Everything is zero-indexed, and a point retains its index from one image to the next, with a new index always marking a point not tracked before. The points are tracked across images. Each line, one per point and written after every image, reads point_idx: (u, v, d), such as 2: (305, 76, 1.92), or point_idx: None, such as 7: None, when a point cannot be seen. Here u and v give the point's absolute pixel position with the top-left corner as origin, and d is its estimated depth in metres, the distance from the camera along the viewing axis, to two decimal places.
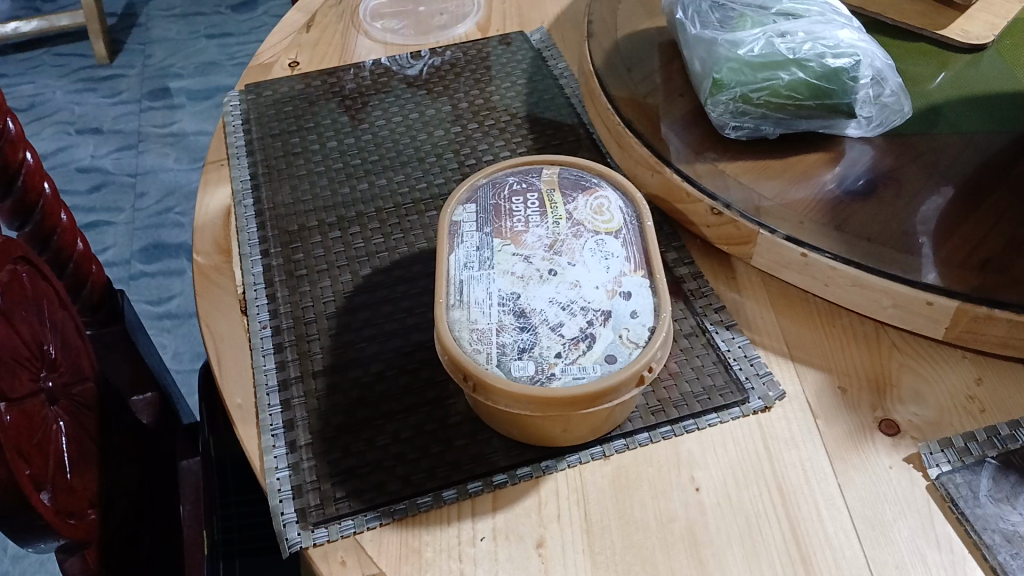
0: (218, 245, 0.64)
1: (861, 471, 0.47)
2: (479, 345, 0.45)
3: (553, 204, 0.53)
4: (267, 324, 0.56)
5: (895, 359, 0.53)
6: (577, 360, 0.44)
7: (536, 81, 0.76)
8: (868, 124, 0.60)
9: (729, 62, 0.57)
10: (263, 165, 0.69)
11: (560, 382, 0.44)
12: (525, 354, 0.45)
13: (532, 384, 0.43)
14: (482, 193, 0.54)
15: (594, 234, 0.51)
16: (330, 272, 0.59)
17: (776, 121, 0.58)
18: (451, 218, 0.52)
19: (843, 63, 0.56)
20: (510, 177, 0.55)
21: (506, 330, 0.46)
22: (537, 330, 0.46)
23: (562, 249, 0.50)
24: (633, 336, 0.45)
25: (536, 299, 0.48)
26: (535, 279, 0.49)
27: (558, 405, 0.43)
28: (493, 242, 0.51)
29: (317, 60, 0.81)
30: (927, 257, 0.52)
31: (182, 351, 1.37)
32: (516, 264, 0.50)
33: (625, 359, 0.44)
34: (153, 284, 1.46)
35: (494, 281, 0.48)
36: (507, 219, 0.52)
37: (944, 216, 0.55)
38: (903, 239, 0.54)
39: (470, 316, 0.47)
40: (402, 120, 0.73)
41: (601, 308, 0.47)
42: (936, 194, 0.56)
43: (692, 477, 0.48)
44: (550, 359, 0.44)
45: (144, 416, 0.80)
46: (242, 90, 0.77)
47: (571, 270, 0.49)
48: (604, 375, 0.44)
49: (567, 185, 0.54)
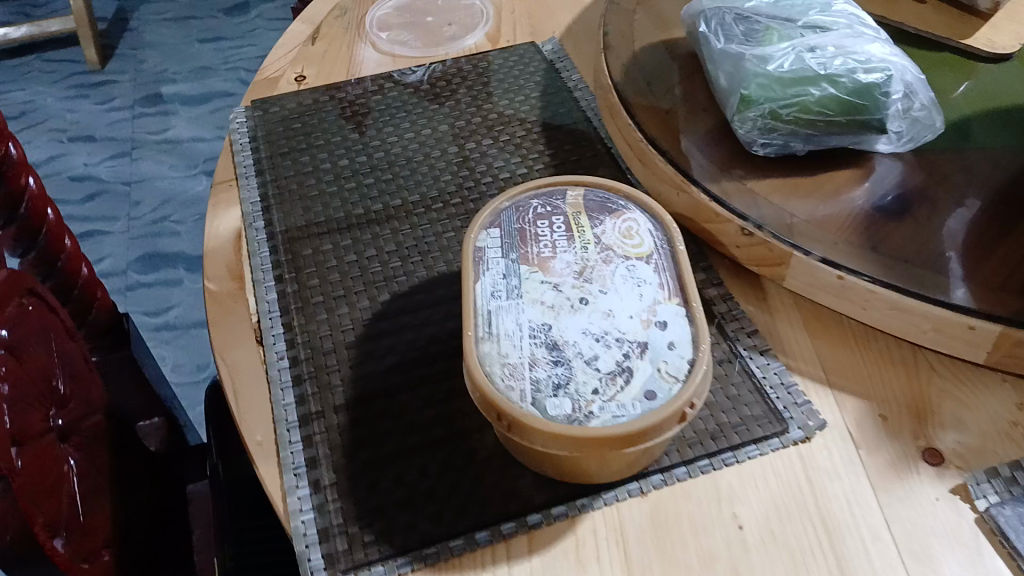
0: (229, 270, 0.61)
1: (905, 503, 0.46)
2: (512, 381, 0.44)
3: (580, 228, 0.51)
4: (284, 355, 0.54)
5: (934, 384, 0.51)
6: (615, 397, 0.43)
7: (551, 94, 0.74)
8: (898, 139, 0.58)
9: (758, 77, 0.55)
10: (274, 186, 0.67)
11: (599, 420, 0.42)
12: (561, 391, 0.43)
13: (571, 423, 0.42)
14: (506, 217, 0.52)
15: (625, 259, 0.49)
16: (348, 298, 0.58)
17: (806, 137, 0.56)
18: (475, 244, 0.51)
19: (876, 78, 0.54)
20: (534, 200, 0.54)
21: (540, 364, 0.44)
22: (572, 364, 0.44)
23: (593, 275, 0.49)
24: (671, 369, 0.44)
25: (568, 330, 0.46)
26: (566, 309, 0.47)
27: (597, 446, 0.42)
28: (520, 270, 0.49)
29: (325, 73, 0.79)
30: (956, 275, 0.51)
31: (182, 362, 1.35)
32: (545, 292, 0.48)
33: (666, 395, 0.42)
34: (151, 294, 1.43)
35: (524, 311, 0.47)
36: (533, 244, 0.51)
37: (973, 231, 0.54)
38: (937, 257, 0.52)
39: (501, 349, 0.45)
40: (415, 136, 0.71)
41: (637, 340, 0.45)
42: (962, 207, 0.55)
43: (733, 514, 0.46)
44: (587, 397, 0.43)
45: (150, 442, 0.78)
46: (248, 106, 0.75)
47: (603, 299, 0.47)
48: (645, 412, 0.42)
49: (593, 208, 0.53)
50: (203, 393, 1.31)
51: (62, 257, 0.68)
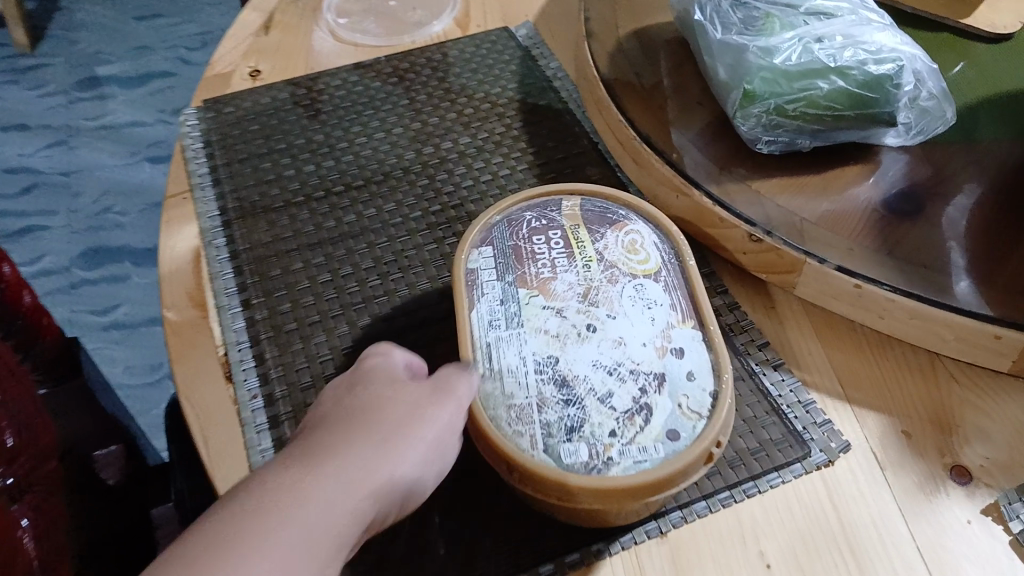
0: (189, 295, 0.55)
1: (935, 529, 0.43)
2: (520, 426, 0.40)
3: (580, 242, 0.47)
4: (257, 393, 0.50)
5: (956, 393, 0.48)
6: (635, 439, 0.39)
7: (529, 85, 0.69)
8: (907, 132, 0.55)
9: (762, 71, 0.51)
10: (233, 197, 0.61)
11: (619, 467, 0.38)
12: (574, 435, 0.39)
13: (589, 473, 0.38)
14: (498, 234, 0.48)
15: (631, 278, 0.45)
16: (324, 324, 0.53)
17: (813, 133, 0.52)
18: (466, 266, 0.46)
19: (887, 70, 0.51)
20: (527, 213, 0.49)
21: (549, 405, 0.40)
22: (584, 403, 0.40)
23: (598, 298, 0.44)
24: (692, 405, 0.40)
25: (577, 362, 0.42)
26: (573, 338, 0.43)
27: (619, 497, 0.38)
28: (518, 293, 0.45)
29: (282, 67, 0.73)
30: (958, 264, 0.49)
31: (135, 364, 1.19)
32: (548, 320, 0.43)
33: (690, 436, 0.39)
34: (96, 291, 1.27)
35: (526, 343, 0.42)
36: (530, 263, 0.46)
37: (974, 219, 0.51)
38: (938, 248, 0.50)
39: (505, 390, 0.41)
40: (385, 135, 0.66)
41: (653, 371, 0.41)
42: (964, 194, 0.53)
43: (759, 551, 0.42)
44: (604, 440, 0.39)
45: (108, 475, 0.71)
46: (199, 106, 0.69)
47: (612, 324, 0.43)
48: (669, 455, 0.38)
49: (592, 219, 0.49)
50: (161, 395, 1.16)
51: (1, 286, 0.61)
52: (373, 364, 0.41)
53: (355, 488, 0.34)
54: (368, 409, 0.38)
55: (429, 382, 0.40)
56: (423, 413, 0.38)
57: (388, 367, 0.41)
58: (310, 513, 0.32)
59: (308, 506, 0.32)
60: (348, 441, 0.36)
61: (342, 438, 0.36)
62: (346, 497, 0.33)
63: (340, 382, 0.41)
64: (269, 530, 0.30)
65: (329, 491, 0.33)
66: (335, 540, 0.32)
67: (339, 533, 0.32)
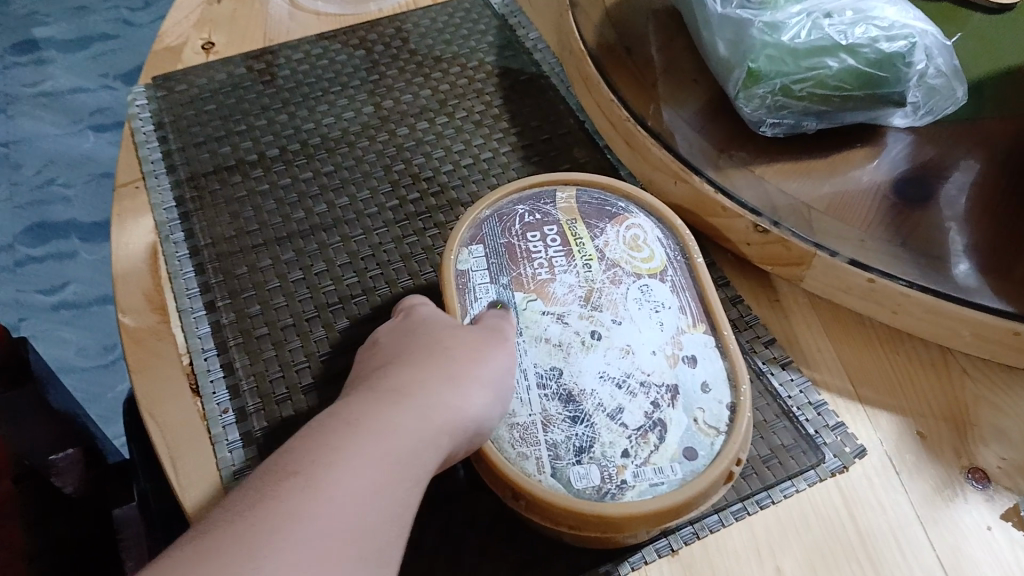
0: (147, 298, 0.51)
1: (956, 538, 0.41)
2: (525, 448, 0.37)
3: (578, 240, 0.45)
4: (228, 407, 0.45)
5: (969, 389, 0.46)
6: (649, 460, 0.36)
7: (508, 58, 0.65)
8: (914, 112, 0.52)
9: (767, 48, 0.48)
10: (191, 186, 0.56)
11: (635, 492, 0.36)
12: (584, 457, 0.36)
13: (603, 498, 0.35)
14: (489, 230, 0.45)
15: (636, 278, 0.43)
16: (298, 327, 0.49)
17: (819, 115, 0.49)
18: (456, 267, 0.43)
19: (900, 46, 0.47)
20: (519, 206, 0.46)
21: (555, 423, 0.38)
22: (593, 420, 0.38)
23: (601, 301, 0.42)
24: (709, 419, 0.38)
25: (583, 375, 0.39)
26: (577, 347, 0.40)
27: (636, 524, 0.35)
28: (515, 297, 0.42)
29: (238, 39, 0.67)
30: (956, 245, 0.47)
31: (89, 345, 1.12)
32: (548, 327, 0.41)
33: (709, 454, 0.37)
34: (43, 269, 1.16)
35: (526, 354, 0.40)
36: (526, 264, 0.44)
37: (973, 196, 0.50)
38: (937, 231, 0.48)
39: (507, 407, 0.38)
40: (355, 115, 0.61)
41: (665, 382, 0.39)
42: (960, 170, 0.51)
43: (776, 567, 0.40)
44: (617, 462, 0.36)
45: (65, 482, 0.67)
46: (148, 84, 0.63)
47: (617, 330, 0.41)
48: (688, 476, 0.36)
49: (590, 212, 0.46)
50: (116, 376, 1.09)
51: None
52: (419, 309, 0.40)
53: (434, 413, 0.33)
54: (427, 341, 0.37)
55: (480, 327, 0.39)
56: (484, 347, 0.37)
57: (435, 311, 0.40)
58: (390, 435, 0.31)
59: (390, 429, 0.31)
60: (414, 368, 0.34)
61: (408, 366, 0.35)
62: (423, 424, 0.32)
63: (386, 327, 0.40)
64: (355, 443, 0.30)
65: (408, 417, 0.32)
66: (419, 457, 0.31)
67: (420, 456, 0.31)
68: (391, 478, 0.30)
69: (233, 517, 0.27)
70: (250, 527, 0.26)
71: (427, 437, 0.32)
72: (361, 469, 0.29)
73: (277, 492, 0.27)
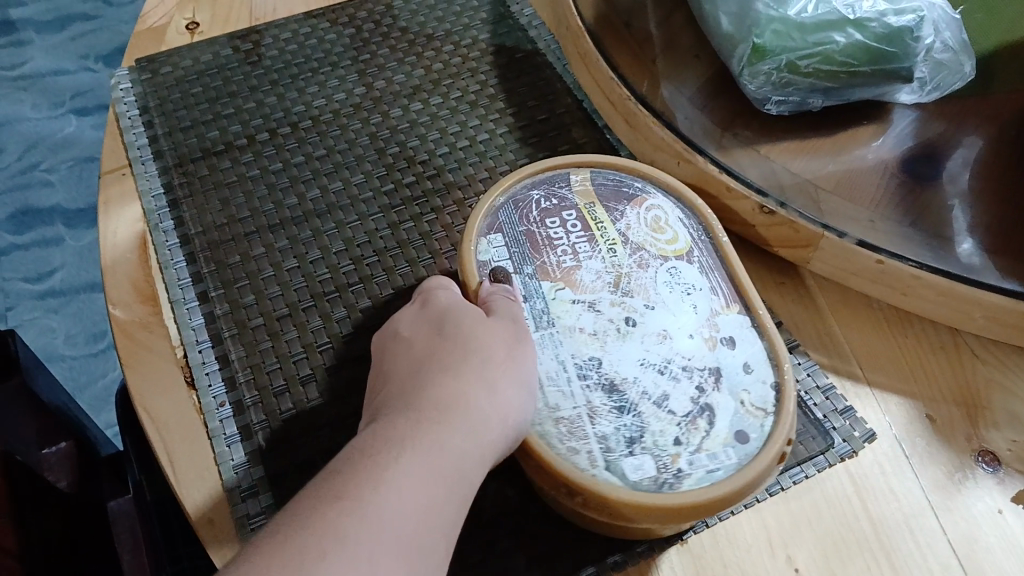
0: (137, 289, 0.49)
1: (972, 522, 0.41)
2: (574, 442, 0.36)
3: (599, 224, 0.45)
4: (224, 401, 0.44)
5: (979, 371, 0.46)
6: (702, 446, 0.36)
7: (503, 35, 0.63)
8: (921, 88, 0.50)
9: (773, 22, 0.46)
10: (179, 172, 0.54)
11: (693, 479, 0.35)
12: (636, 448, 0.36)
13: (661, 488, 0.35)
14: (505, 218, 0.45)
15: (663, 261, 0.44)
16: (294, 318, 0.47)
17: (825, 91, 0.48)
18: (477, 258, 0.43)
19: (908, 21, 0.46)
20: (534, 191, 0.46)
21: (602, 415, 0.37)
22: (640, 409, 0.38)
23: (631, 287, 0.42)
24: (755, 401, 0.38)
25: (623, 364, 0.39)
26: (613, 336, 0.40)
27: (697, 514, 0.35)
28: (542, 288, 0.42)
29: (222, 18, 0.65)
30: (960, 225, 0.46)
31: (76, 333, 1.09)
32: (580, 317, 0.41)
33: (760, 436, 0.37)
34: (27, 258, 1.14)
35: (562, 345, 0.40)
36: (548, 252, 0.44)
37: (977, 172, 0.49)
38: (940, 211, 0.47)
39: (551, 402, 0.38)
40: (346, 96, 0.59)
41: (706, 365, 0.39)
42: (963, 146, 0.50)
43: (788, 556, 0.39)
44: (670, 451, 0.36)
45: (57, 477, 0.66)
46: (131, 67, 0.61)
47: (650, 316, 0.41)
48: (744, 460, 0.36)
49: (607, 195, 0.46)
50: (105, 363, 1.07)
51: None
52: (443, 299, 0.40)
53: (478, 432, 0.34)
54: (461, 345, 0.37)
55: (500, 315, 0.39)
56: (516, 351, 0.37)
57: (462, 302, 0.40)
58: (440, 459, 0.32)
59: (438, 451, 0.32)
60: (453, 380, 0.35)
61: (447, 378, 0.35)
62: (468, 443, 0.33)
63: (410, 316, 0.40)
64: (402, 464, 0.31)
65: (454, 438, 0.33)
66: (464, 475, 0.32)
67: (468, 475, 0.32)
68: (438, 496, 0.31)
69: (288, 533, 0.27)
70: (301, 549, 0.27)
71: (472, 457, 0.33)
72: (412, 490, 0.30)
73: (339, 512, 0.28)
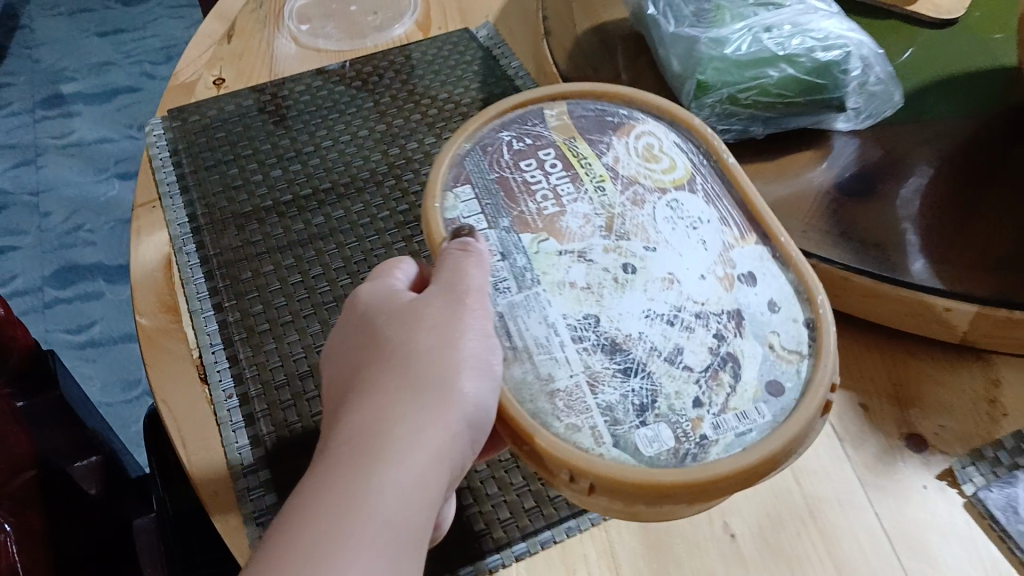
0: (161, 302, 0.56)
1: (896, 498, 0.45)
2: (574, 419, 0.38)
3: (583, 161, 0.49)
4: (232, 393, 0.50)
5: (914, 369, 0.50)
6: (727, 407, 0.39)
7: (491, 84, 0.70)
8: (857, 116, 0.57)
9: (714, 61, 0.53)
10: (202, 204, 0.61)
11: (721, 446, 0.38)
12: (649, 416, 0.39)
13: (685, 459, 0.37)
14: (472, 165, 0.48)
15: (662, 194, 0.47)
16: (296, 324, 0.54)
17: (765, 121, 0.54)
18: (445, 216, 0.46)
19: (834, 56, 0.53)
20: (503, 133, 0.50)
21: (605, 381, 0.40)
22: (650, 368, 0.40)
23: (628, 228, 0.45)
24: (786, 344, 0.41)
25: (629, 319, 0.42)
26: (611, 288, 0.43)
27: (738, 479, 0.37)
28: (523, 241, 0.45)
29: (245, 74, 0.73)
30: (914, 245, 0.51)
31: (111, 381, 1.16)
32: (569, 270, 0.44)
33: (796, 385, 0.40)
34: (68, 310, 1.22)
35: (550, 306, 0.42)
36: (525, 199, 0.47)
37: (930, 201, 0.53)
38: (894, 233, 0.52)
39: (549, 372, 0.40)
40: (351, 138, 0.67)
41: (726, 312, 0.42)
42: (919, 176, 0.55)
43: (725, 524, 0.44)
44: (692, 415, 0.39)
45: (87, 486, 0.72)
46: (164, 116, 0.69)
47: (655, 261, 0.44)
48: (779, 416, 0.39)
49: (591, 127, 0.50)
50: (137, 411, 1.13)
51: None
52: (365, 303, 0.41)
53: (422, 437, 0.35)
54: (389, 350, 0.38)
55: (436, 287, 0.40)
56: (448, 331, 0.38)
57: (385, 298, 0.41)
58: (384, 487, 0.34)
59: (389, 471, 0.34)
60: (384, 394, 0.37)
61: (379, 392, 0.37)
62: (412, 452, 0.35)
63: (343, 334, 0.41)
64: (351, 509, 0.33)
65: (393, 452, 0.35)
66: (421, 486, 0.35)
67: (426, 489, 0.35)
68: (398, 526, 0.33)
69: None
70: None
71: (420, 464, 0.35)
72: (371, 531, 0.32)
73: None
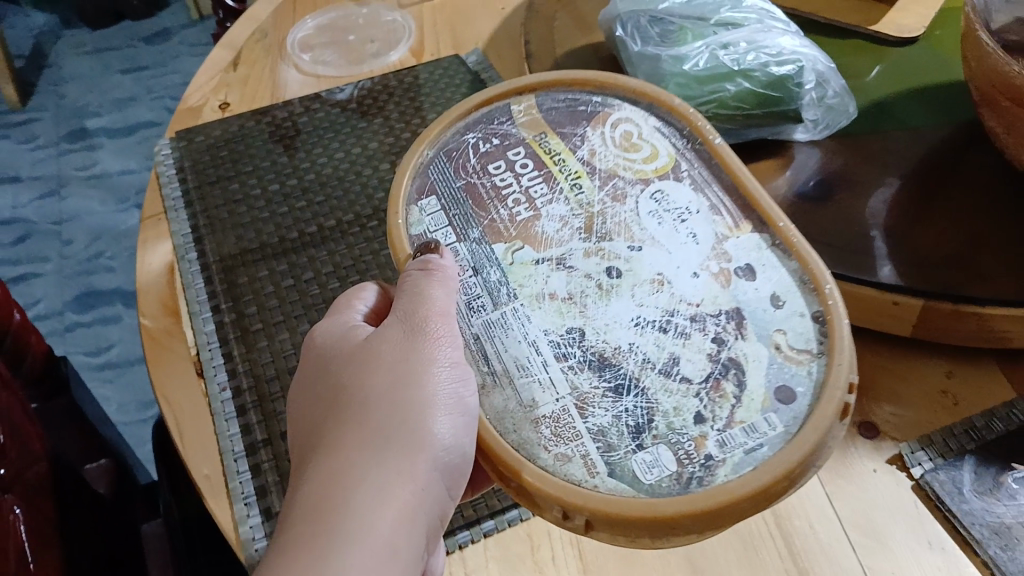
0: (163, 305, 0.61)
1: (848, 480, 0.48)
2: (563, 449, 0.40)
3: (557, 159, 0.52)
4: (226, 386, 0.54)
5: (871, 363, 0.53)
6: (733, 420, 0.40)
7: None
8: (814, 127, 0.61)
9: (675, 77, 0.58)
10: (204, 216, 0.66)
11: (729, 466, 0.39)
12: (644, 440, 0.40)
13: (690, 485, 0.38)
14: (435, 177, 0.52)
15: (645, 184, 0.50)
16: (287, 323, 0.57)
17: (727, 132, 0.59)
18: (411, 234, 0.49)
19: (787, 70, 0.58)
20: (468, 135, 0.54)
21: (594, 403, 0.41)
22: (643, 384, 0.42)
23: (610, 229, 0.48)
24: (792, 343, 0.42)
25: (617, 332, 0.44)
26: (594, 296, 0.45)
27: (751, 499, 0.38)
28: (496, 253, 0.48)
29: (249, 98, 0.78)
30: (881, 253, 0.53)
31: (128, 402, 1.20)
32: (549, 281, 0.46)
33: (806, 391, 0.41)
34: (87, 334, 1.27)
35: (530, 322, 0.45)
36: (492, 208, 0.50)
37: (895, 209, 0.56)
38: (862, 239, 0.54)
39: (535, 396, 0.42)
40: (346, 155, 0.71)
41: (725, 315, 0.44)
42: (885, 187, 0.57)
43: None
44: (694, 433, 0.40)
45: (98, 486, 0.76)
46: (173, 137, 0.74)
47: (644, 263, 0.46)
48: (790, 424, 0.40)
49: (564, 119, 0.54)
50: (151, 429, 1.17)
51: (12, 329, 0.69)
52: (324, 343, 0.45)
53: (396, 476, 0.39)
54: (347, 394, 0.42)
55: (397, 323, 0.43)
56: (409, 370, 0.41)
57: (340, 339, 0.45)
58: (366, 535, 0.37)
59: (365, 516, 0.37)
60: (351, 437, 0.40)
61: (347, 436, 0.40)
62: (382, 494, 0.38)
63: (306, 375, 0.45)
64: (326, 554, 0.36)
65: (363, 496, 0.38)
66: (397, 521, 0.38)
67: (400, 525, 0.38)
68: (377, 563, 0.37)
69: None
70: None
71: (399, 502, 0.38)
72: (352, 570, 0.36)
73: None
